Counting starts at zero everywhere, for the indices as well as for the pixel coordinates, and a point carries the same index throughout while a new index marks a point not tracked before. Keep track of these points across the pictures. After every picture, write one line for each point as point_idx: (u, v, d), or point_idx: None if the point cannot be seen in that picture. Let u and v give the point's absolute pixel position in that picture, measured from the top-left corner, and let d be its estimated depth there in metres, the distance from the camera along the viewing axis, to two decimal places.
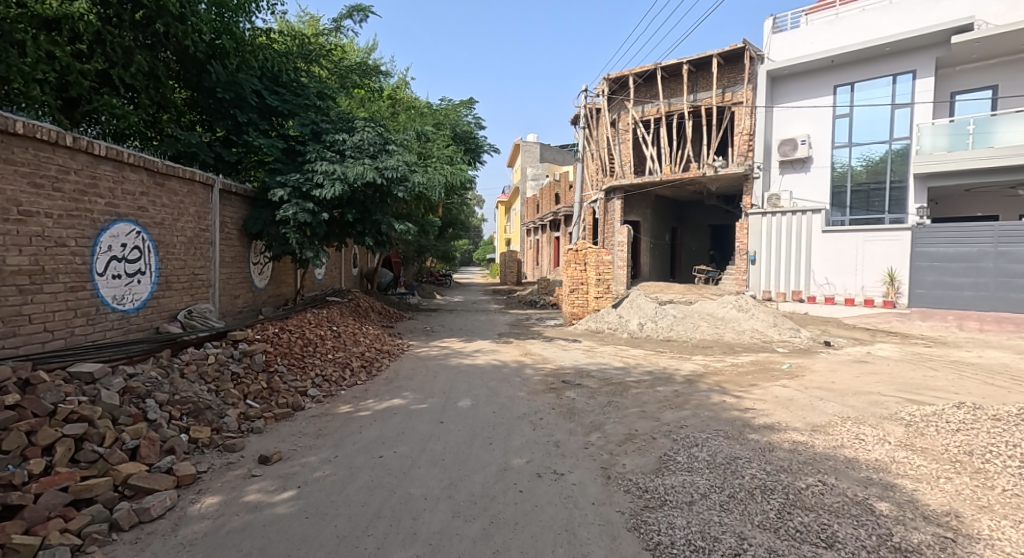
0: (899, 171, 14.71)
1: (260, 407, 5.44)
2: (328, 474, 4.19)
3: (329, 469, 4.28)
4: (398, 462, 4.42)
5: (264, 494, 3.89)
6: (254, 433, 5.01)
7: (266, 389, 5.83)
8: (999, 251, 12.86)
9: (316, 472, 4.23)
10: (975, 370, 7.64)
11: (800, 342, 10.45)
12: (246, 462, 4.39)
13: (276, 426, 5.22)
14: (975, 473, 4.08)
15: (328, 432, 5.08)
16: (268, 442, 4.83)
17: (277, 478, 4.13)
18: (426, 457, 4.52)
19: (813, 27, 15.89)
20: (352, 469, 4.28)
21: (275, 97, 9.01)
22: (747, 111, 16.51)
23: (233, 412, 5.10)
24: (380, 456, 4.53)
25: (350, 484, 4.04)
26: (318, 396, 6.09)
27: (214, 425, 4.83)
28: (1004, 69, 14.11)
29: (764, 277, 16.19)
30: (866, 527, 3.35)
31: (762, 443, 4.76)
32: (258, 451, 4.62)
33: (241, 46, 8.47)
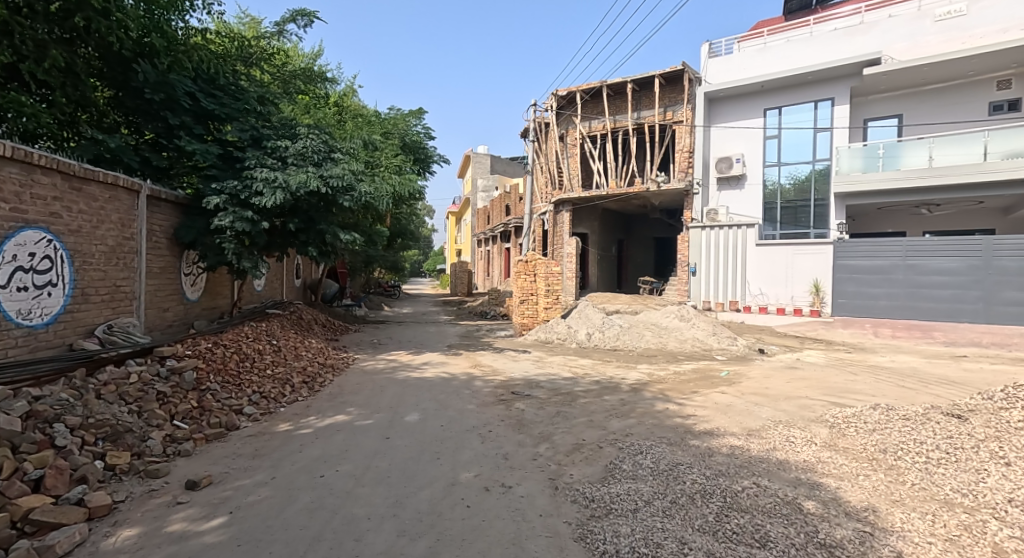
0: (823, 189, 15.69)
1: (188, 428, 5.19)
2: (264, 498, 4.07)
3: (265, 492, 4.16)
4: (340, 481, 4.34)
5: (189, 522, 3.72)
6: (181, 456, 4.79)
7: (197, 408, 5.59)
8: (908, 263, 13.94)
9: (250, 496, 4.09)
10: (889, 374, 8.25)
11: (736, 350, 10.97)
12: (170, 489, 4.20)
13: (206, 447, 5.02)
14: (889, 469, 4.39)
15: (265, 452, 4.92)
16: (197, 465, 4.63)
17: (206, 505, 3.95)
18: (371, 475, 4.46)
19: (744, 52, 16.89)
20: (291, 491, 4.16)
21: (211, 99, 8.64)
22: (687, 130, 17.34)
23: (157, 435, 4.86)
24: (321, 476, 4.43)
25: (288, 506, 3.94)
26: (255, 414, 5.91)
27: (135, 449, 4.58)
28: (908, 100, 15.42)
29: (704, 287, 16.90)
30: (796, 525, 3.56)
31: (703, 448, 4.98)
32: (184, 476, 4.43)
33: (172, 45, 8.11)
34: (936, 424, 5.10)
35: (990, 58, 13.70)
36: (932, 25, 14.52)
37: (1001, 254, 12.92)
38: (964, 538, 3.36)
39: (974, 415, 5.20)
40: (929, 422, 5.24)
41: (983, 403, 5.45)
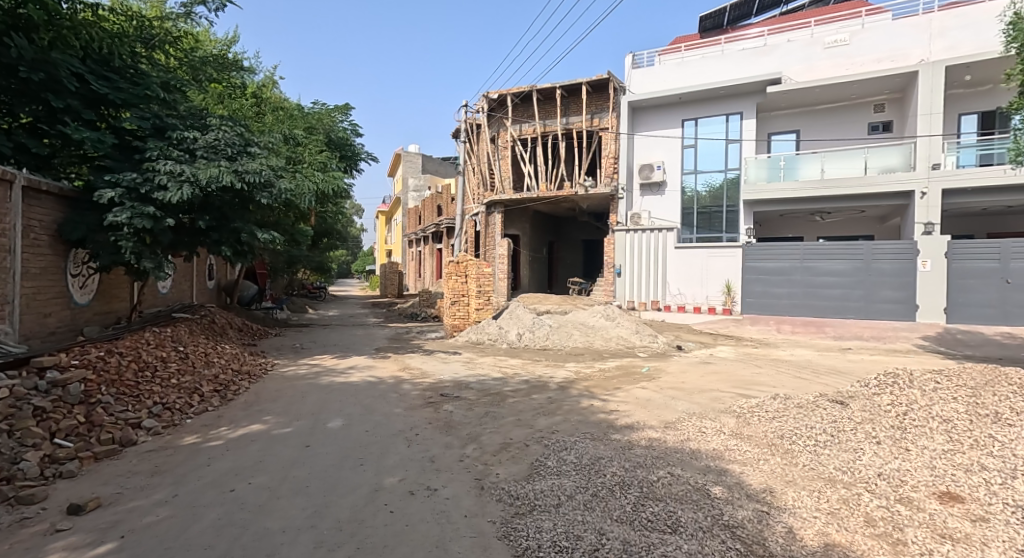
0: (733, 197, 16.76)
1: (72, 446, 4.80)
2: (165, 518, 3.85)
3: (166, 511, 3.93)
4: (253, 494, 4.18)
5: (72, 550, 3.45)
6: (63, 478, 4.43)
7: (85, 424, 5.18)
8: (806, 266, 15.19)
9: (148, 517, 3.86)
10: (788, 366, 9.01)
11: (657, 347, 11.54)
12: (49, 515, 3.87)
13: (95, 467, 4.67)
14: (784, 453, 4.81)
15: (166, 468, 4.65)
16: (84, 487, 4.29)
17: (92, 530, 3.67)
18: (287, 486, 4.33)
19: (664, 65, 17.78)
20: (197, 508, 3.97)
21: (104, 82, 7.67)
22: (613, 137, 17.96)
23: (34, 456, 4.46)
24: (232, 490, 4.25)
25: (192, 525, 3.75)
26: (156, 427, 5.56)
27: (4, 473, 4.19)
28: (804, 117, 16.84)
29: (628, 287, 17.59)
30: (704, 509, 3.82)
31: (623, 442, 5.22)
32: (67, 500, 4.09)
33: (55, 17, 7.12)
34: (823, 409, 5.65)
35: (868, 83, 15.17)
36: (822, 52, 15.92)
37: (879, 258, 14.41)
38: (842, 509, 3.76)
39: (853, 400, 5.79)
40: (820, 408, 5.79)
41: (862, 390, 6.09)
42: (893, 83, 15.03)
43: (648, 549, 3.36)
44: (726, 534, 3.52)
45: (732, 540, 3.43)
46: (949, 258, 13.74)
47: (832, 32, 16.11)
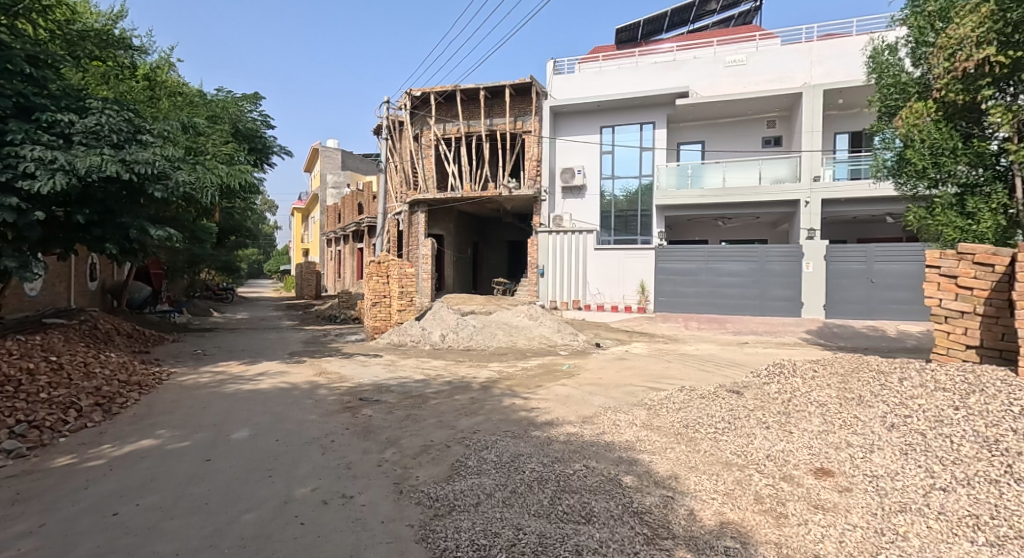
0: (646, 202, 17.64)
1: None
2: (34, 549, 3.50)
3: (35, 542, 3.58)
4: (143, 516, 3.91)
5: None
6: None
7: None
8: (711, 266, 16.26)
9: (13, 550, 3.49)
10: (696, 360, 9.64)
11: (577, 345, 11.92)
12: None
13: None
14: (689, 441, 5.17)
15: (33, 495, 4.22)
16: None
17: None
18: (183, 505, 4.08)
19: (584, 73, 18.39)
20: (75, 536, 3.65)
21: None
22: (535, 140, 18.49)
23: None
24: (116, 514, 3.93)
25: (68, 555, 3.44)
26: (19, 449, 4.98)
27: None
28: (709, 130, 18.03)
29: (551, 287, 18.04)
30: (615, 498, 4.02)
31: (543, 438, 5.38)
32: None
33: None
34: (723, 399, 6.11)
35: (762, 102, 16.47)
36: (724, 70, 17.10)
37: (772, 259, 15.70)
38: (736, 490, 4.10)
39: (747, 390, 6.31)
40: (722, 397, 6.27)
41: (755, 380, 6.64)
42: (782, 102, 16.46)
43: (563, 539, 3.48)
44: (635, 520, 3.73)
45: (640, 526, 3.63)
46: (829, 259, 15.23)
47: (732, 51, 17.35)
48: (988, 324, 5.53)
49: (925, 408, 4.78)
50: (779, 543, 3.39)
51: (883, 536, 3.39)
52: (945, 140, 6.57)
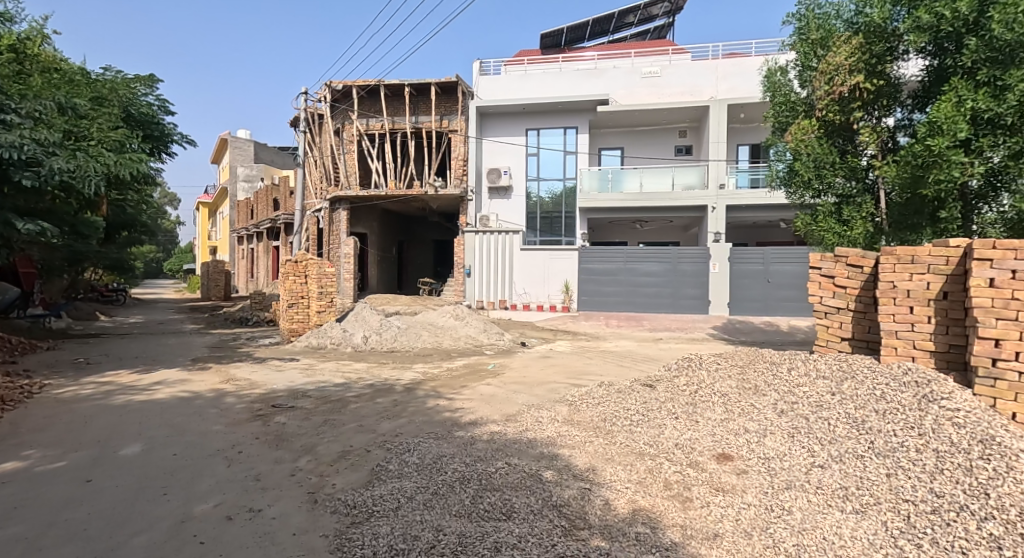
0: (570, 204, 18.16)
1: None
2: None
3: None
4: (6, 549, 3.51)
5: None
6: None
7: None
8: (630, 266, 16.94)
9: None
10: (616, 356, 10.02)
11: (503, 344, 12.02)
12: None
13: None
14: (607, 434, 5.37)
15: None
16: None
17: None
18: (57, 532, 3.71)
19: (509, 76, 18.58)
20: None
21: None
22: (462, 139, 18.42)
23: None
24: None
25: None
26: None
27: None
28: (628, 137, 18.80)
29: (478, 287, 18.07)
30: (536, 494, 4.10)
31: (466, 438, 5.38)
32: None
33: None
34: (638, 393, 6.40)
35: (674, 113, 17.40)
36: (640, 81, 17.90)
37: (684, 260, 16.59)
38: (650, 479, 4.30)
39: (660, 383, 6.64)
40: (640, 391, 6.55)
41: (668, 373, 7.01)
42: (692, 114, 17.47)
43: (482, 538, 3.51)
44: (555, 514, 3.82)
45: (558, 518, 3.73)
46: (733, 261, 16.33)
47: (647, 63, 18.20)
48: (858, 319, 6.15)
49: (809, 394, 5.26)
50: (684, 526, 3.60)
51: (772, 512, 3.70)
52: (825, 155, 7.67)
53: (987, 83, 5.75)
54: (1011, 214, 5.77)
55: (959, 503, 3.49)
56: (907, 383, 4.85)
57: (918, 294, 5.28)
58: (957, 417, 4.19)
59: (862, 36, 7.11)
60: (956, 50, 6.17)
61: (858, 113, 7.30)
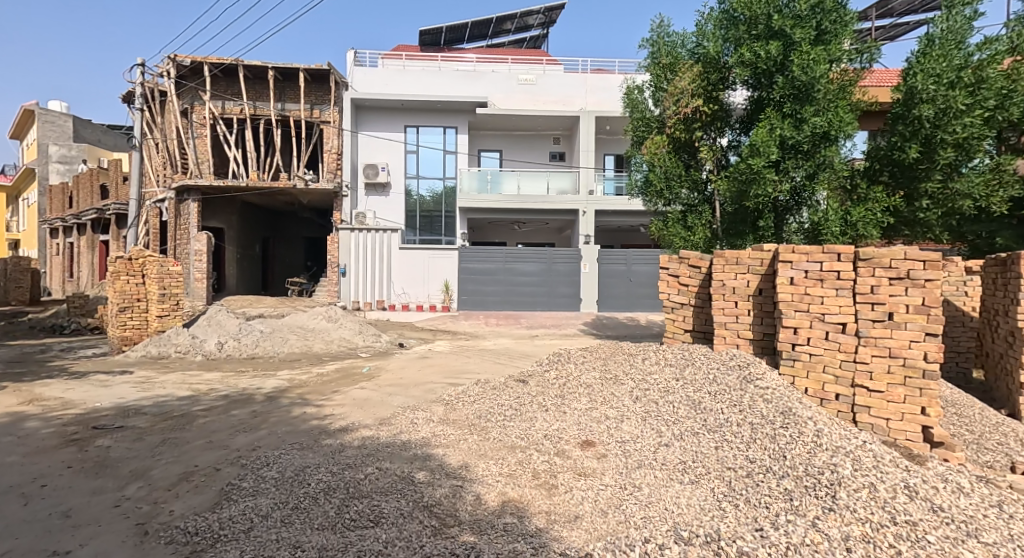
0: (450, 204, 18.32)
1: None
2: None
3: None
4: None
5: None
6: None
7: None
8: (507, 266, 17.37)
9: None
10: (493, 354, 10.25)
11: (379, 346, 11.72)
12: None
13: None
14: (481, 430, 5.49)
15: None
16: None
17: None
18: None
19: (387, 70, 18.10)
20: None
21: None
22: (335, 132, 17.61)
23: None
24: None
25: None
26: None
27: None
28: (506, 140, 19.29)
29: (354, 288, 17.18)
30: (406, 496, 4.07)
31: (334, 446, 5.17)
32: None
33: None
34: (513, 388, 6.60)
35: (549, 119, 18.22)
36: (517, 87, 18.42)
37: (558, 261, 17.38)
38: (520, 471, 4.48)
39: (532, 377, 6.92)
40: (513, 386, 6.76)
41: (539, 368, 7.33)
42: (565, 122, 18.42)
43: (346, 548, 3.40)
44: (425, 514, 3.81)
45: (428, 519, 3.74)
46: (601, 261, 17.45)
47: (523, 71, 18.85)
48: (697, 312, 6.94)
49: (660, 381, 5.80)
50: (548, 512, 3.81)
51: (627, 490, 4.07)
52: (673, 168, 8.64)
53: (790, 115, 7.33)
54: (808, 225, 7.61)
55: (766, 467, 4.11)
56: (733, 365, 5.66)
57: (741, 291, 6.10)
58: (767, 393, 5.00)
59: (700, 65, 8.30)
60: (769, 85, 7.57)
61: (699, 132, 8.49)
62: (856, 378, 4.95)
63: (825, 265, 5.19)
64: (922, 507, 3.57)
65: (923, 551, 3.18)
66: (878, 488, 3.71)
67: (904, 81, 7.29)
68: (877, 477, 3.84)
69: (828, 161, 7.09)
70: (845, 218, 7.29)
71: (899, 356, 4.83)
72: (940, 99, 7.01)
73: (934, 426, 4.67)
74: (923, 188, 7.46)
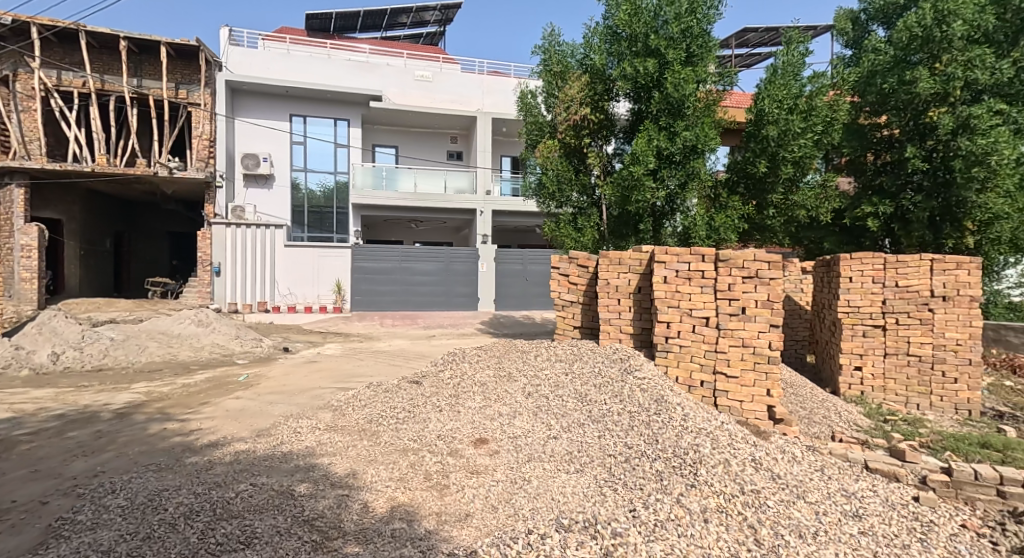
0: (343, 200, 17.69)
1: None
2: None
3: None
4: None
5: None
6: None
7: None
8: (405, 265, 17.15)
9: None
10: (385, 356, 10.14)
11: (260, 351, 11.10)
12: None
13: None
14: (371, 435, 5.50)
15: None
16: None
17: None
18: None
19: (269, 53, 17.03)
20: None
21: None
22: (206, 116, 16.26)
23: None
24: None
25: None
26: None
27: None
28: (402, 136, 19.00)
29: (229, 289, 15.98)
30: (283, 512, 3.97)
31: (199, 464, 4.90)
32: None
33: None
34: (405, 390, 6.64)
35: (447, 119, 18.22)
36: (414, 83, 18.22)
37: (456, 260, 17.51)
38: (410, 473, 4.58)
39: (426, 378, 7.00)
40: (404, 388, 6.78)
41: (433, 369, 7.41)
42: (462, 122, 18.56)
43: None
44: (304, 530, 3.76)
45: (308, 533, 3.70)
46: (500, 261, 17.86)
47: (421, 66, 18.59)
48: (584, 310, 7.45)
49: (549, 377, 6.15)
50: (439, 512, 3.96)
51: (514, 483, 4.33)
52: (563, 172, 9.08)
53: (665, 127, 8.11)
54: (680, 230, 8.55)
55: (638, 451, 4.59)
56: (615, 358, 6.17)
57: (623, 288, 6.65)
58: (643, 384, 5.54)
59: (588, 76, 8.86)
60: (647, 100, 8.34)
61: (587, 139, 9.10)
62: (718, 366, 5.73)
63: (692, 264, 5.87)
64: (765, 476, 4.28)
65: (764, 516, 3.84)
66: (731, 462, 4.36)
67: (760, 111, 8.38)
68: (730, 453, 4.50)
69: (696, 172, 7.93)
70: (711, 226, 8.32)
71: (750, 345, 5.68)
72: (782, 122, 8.18)
73: (776, 405, 5.62)
74: (771, 199, 8.66)
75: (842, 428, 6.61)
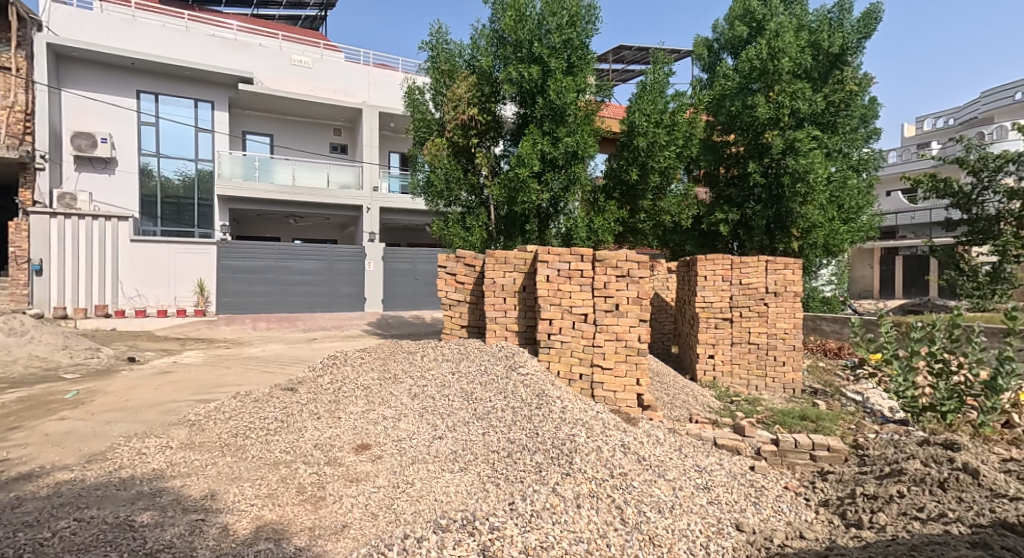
0: (206, 190, 15.92)
1: None
2: None
3: None
4: None
5: None
6: None
7: None
8: (282, 265, 15.91)
9: None
10: (256, 363, 9.37)
11: (97, 362, 9.60)
12: None
13: None
14: (235, 449, 5.13)
15: None
16: None
17: None
18: None
19: (107, 17, 14.76)
20: None
21: None
22: (20, 84, 13.66)
23: None
24: None
25: None
26: None
27: None
28: (277, 124, 17.59)
29: (54, 292, 13.39)
30: (118, 547, 3.50)
31: (5, 501, 4.15)
32: None
33: None
34: (276, 399, 6.25)
35: (328, 109, 17.24)
36: (289, 67, 17.03)
37: (341, 259, 16.67)
38: (280, 489, 4.37)
39: (302, 385, 6.63)
40: (273, 398, 6.34)
41: (312, 374, 7.02)
42: (346, 114, 17.71)
43: None
44: None
45: None
46: (387, 260, 17.34)
47: (298, 50, 17.39)
48: (471, 308, 7.57)
49: (435, 378, 6.17)
50: (313, 526, 3.85)
51: (396, 487, 4.33)
52: (452, 171, 9.10)
53: (548, 133, 8.48)
54: (563, 231, 9.08)
55: (516, 444, 4.82)
56: (501, 356, 6.42)
57: (508, 288, 6.90)
58: (526, 380, 5.84)
59: (476, 77, 8.97)
60: (532, 105, 8.71)
61: (475, 140, 9.16)
62: (595, 359, 6.22)
63: (572, 264, 6.27)
64: (632, 459, 4.75)
65: (630, 496, 4.21)
66: (603, 449, 4.72)
67: (631, 122, 9.18)
68: (599, 440, 4.88)
69: (578, 176, 8.46)
70: (591, 229, 9.01)
71: (622, 338, 6.23)
72: (650, 134, 8.98)
73: (644, 393, 6.21)
74: (641, 204, 9.52)
75: (697, 410, 7.53)
